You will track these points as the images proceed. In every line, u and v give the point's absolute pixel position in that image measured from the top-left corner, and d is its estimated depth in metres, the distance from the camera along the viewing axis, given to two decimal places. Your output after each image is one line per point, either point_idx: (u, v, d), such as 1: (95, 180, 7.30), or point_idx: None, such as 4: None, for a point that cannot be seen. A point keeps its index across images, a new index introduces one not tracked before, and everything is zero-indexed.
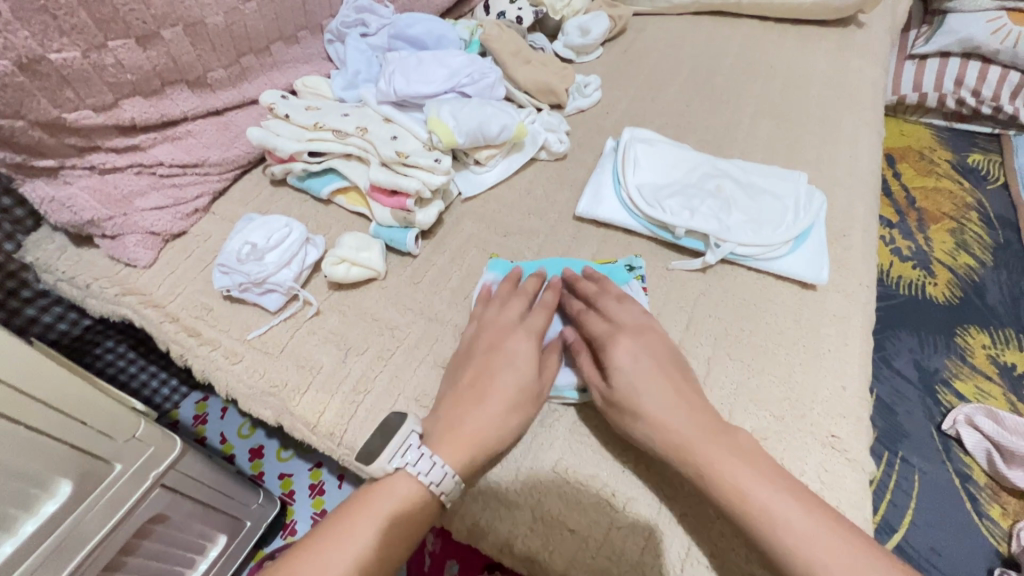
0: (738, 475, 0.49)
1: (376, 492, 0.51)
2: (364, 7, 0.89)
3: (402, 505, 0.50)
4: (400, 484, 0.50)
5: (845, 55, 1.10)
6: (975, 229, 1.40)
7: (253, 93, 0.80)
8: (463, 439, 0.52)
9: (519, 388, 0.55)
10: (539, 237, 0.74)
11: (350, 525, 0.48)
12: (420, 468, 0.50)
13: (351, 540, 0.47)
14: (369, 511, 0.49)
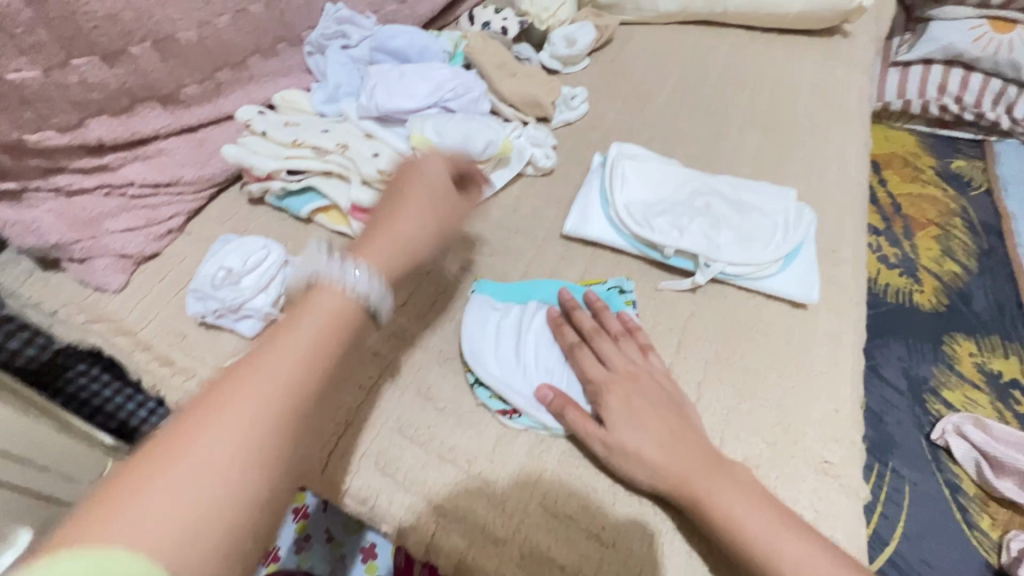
0: (743, 519, 0.48)
1: (305, 303, 0.42)
2: (344, 19, 0.87)
3: (336, 313, 0.42)
4: (327, 296, 0.42)
5: (831, 65, 1.10)
6: (960, 236, 1.41)
7: (229, 109, 0.78)
8: (381, 246, 0.47)
9: (421, 191, 0.51)
10: (525, 256, 0.72)
11: (276, 341, 0.39)
12: (341, 273, 0.43)
13: (267, 369, 0.37)
14: (303, 320, 0.41)
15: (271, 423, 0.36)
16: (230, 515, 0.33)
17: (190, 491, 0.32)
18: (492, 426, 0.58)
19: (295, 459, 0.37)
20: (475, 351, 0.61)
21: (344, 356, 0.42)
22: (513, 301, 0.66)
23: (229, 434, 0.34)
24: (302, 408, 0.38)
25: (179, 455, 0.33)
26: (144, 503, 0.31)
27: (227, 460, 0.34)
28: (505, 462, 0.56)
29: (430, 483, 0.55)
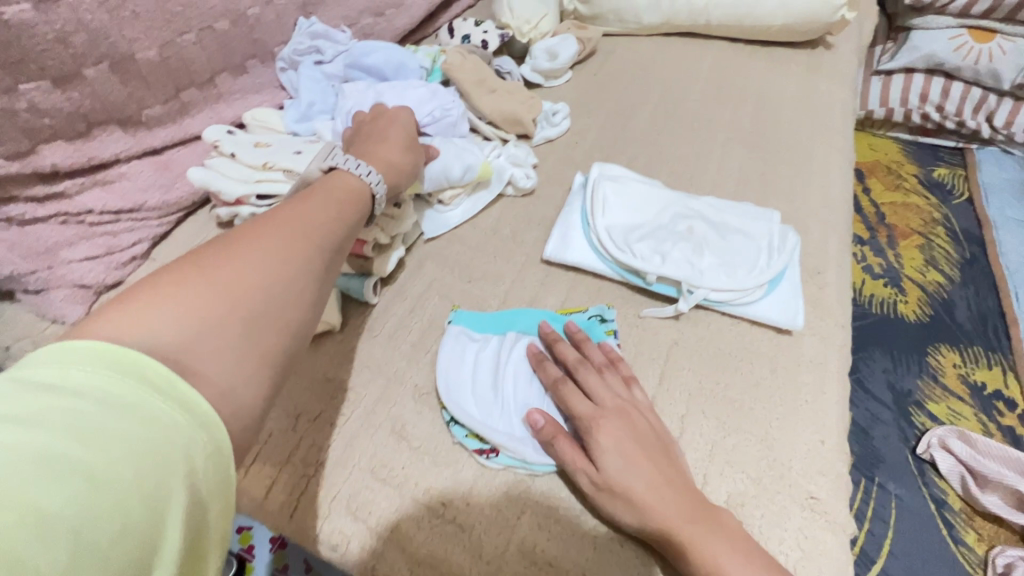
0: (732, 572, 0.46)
1: (312, 188, 0.51)
2: (318, 33, 0.84)
3: (349, 191, 0.52)
4: (346, 176, 0.54)
5: (815, 78, 1.10)
6: (943, 245, 1.41)
7: (196, 129, 0.74)
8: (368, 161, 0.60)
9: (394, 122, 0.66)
10: (504, 282, 0.70)
11: (297, 204, 0.48)
12: (353, 166, 0.54)
13: (303, 208, 0.47)
14: (311, 197, 0.49)
15: (289, 265, 0.42)
16: (256, 324, 0.39)
17: (218, 299, 0.37)
18: (469, 465, 0.56)
19: (309, 305, 0.43)
20: (451, 388, 0.59)
21: (348, 234, 0.50)
22: (493, 331, 0.64)
23: (250, 266, 0.40)
24: (314, 262, 0.44)
25: (207, 274, 0.38)
26: (176, 303, 0.36)
27: (251, 284, 0.39)
28: (483, 504, 0.54)
29: (404, 528, 0.53)
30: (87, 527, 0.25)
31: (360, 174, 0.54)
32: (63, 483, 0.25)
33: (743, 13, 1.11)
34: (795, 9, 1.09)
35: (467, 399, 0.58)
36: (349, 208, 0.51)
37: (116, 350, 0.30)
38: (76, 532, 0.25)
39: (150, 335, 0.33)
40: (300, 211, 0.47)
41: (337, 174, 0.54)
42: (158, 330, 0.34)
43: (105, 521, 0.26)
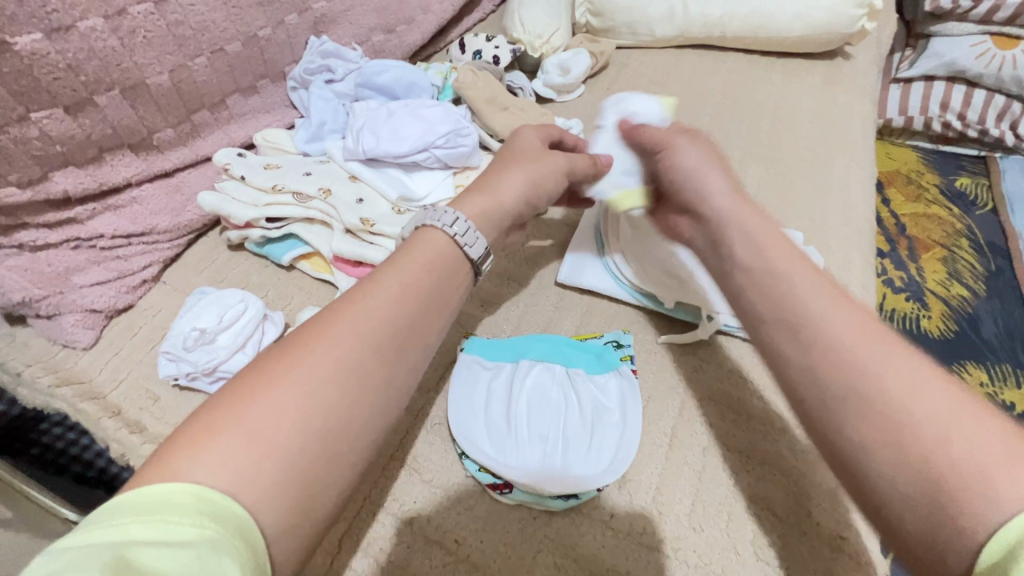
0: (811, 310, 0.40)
1: (396, 257, 0.47)
2: (329, 52, 0.84)
3: (431, 261, 0.47)
4: (435, 239, 0.49)
5: (833, 91, 1.07)
6: (967, 257, 1.38)
7: (207, 151, 0.74)
8: (478, 199, 0.55)
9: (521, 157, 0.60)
10: (518, 306, 0.68)
11: (374, 285, 0.43)
12: (449, 225, 0.50)
13: (380, 291, 0.43)
14: (388, 277, 0.44)
15: (354, 374, 0.39)
16: (315, 442, 0.36)
17: (280, 418, 0.35)
18: (482, 502, 0.54)
19: (375, 415, 0.39)
20: (464, 417, 0.57)
21: (425, 319, 0.44)
22: (506, 358, 0.61)
23: (314, 376, 0.37)
24: (382, 364, 0.40)
25: (271, 388, 0.36)
26: (245, 429, 0.34)
27: (313, 399, 0.36)
28: (495, 542, 0.52)
29: (414, 567, 0.51)
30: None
31: (453, 234, 0.49)
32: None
33: (758, 25, 1.09)
34: (813, 20, 1.07)
35: (478, 428, 0.56)
36: (429, 282, 0.46)
37: (173, 490, 0.30)
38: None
39: (210, 470, 0.32)
40: (379, 296, 0.43)
41: (421, 240, 0.49)
42: (217, 462, 0.32)
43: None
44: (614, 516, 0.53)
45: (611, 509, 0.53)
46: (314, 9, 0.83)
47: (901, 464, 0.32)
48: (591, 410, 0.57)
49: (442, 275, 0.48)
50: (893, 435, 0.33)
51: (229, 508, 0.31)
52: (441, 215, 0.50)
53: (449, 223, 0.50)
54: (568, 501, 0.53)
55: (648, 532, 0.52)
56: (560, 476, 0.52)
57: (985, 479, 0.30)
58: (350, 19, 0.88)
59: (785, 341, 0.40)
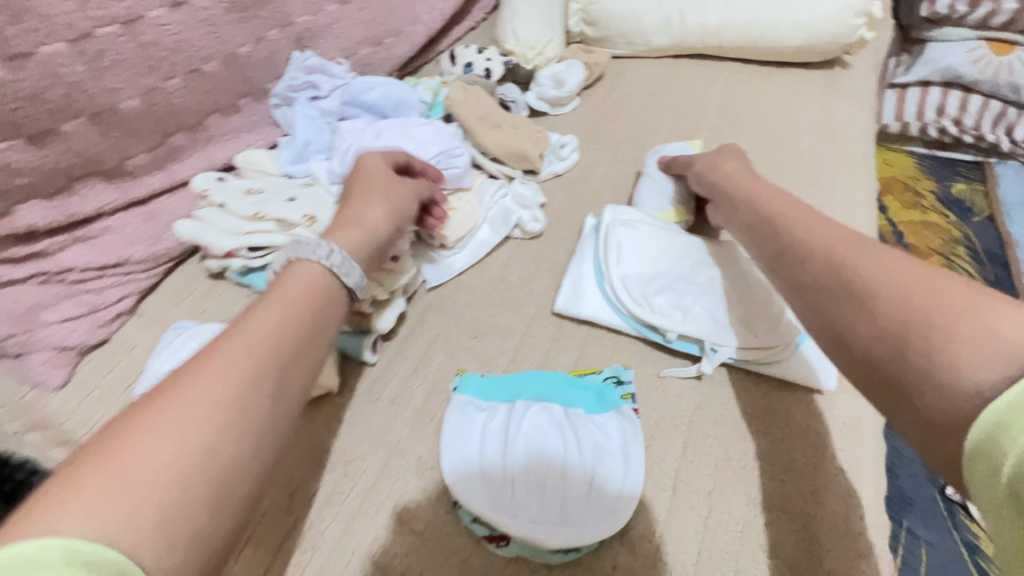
0: (819, 234, 0.51)
1: (269, 290, 0.45)
2: (314, 68, 0.80)
3: (310, 288, 0.45)
4: (308, 269, 0.47)
5: (831, 102, 1.06)
6: (964, 266, 1.37)
7: (185, 175, 0.70)
8: (345, 231, 0.54)
9: (372, 187, 0.60)
10: (513, 338, 0.66)
11: (246, 320, 0.41)
12: (318, 254, 0.47)
13: (255, 323, 0.41)
14: (263, 308, 0.42)
15: (240, 403, 0.36)
16: (199, 484, 0.33)
17: (155, 463, 0.32)
18: (477, 555, 0.51)
19: (264, 447, 0.37)
20: (455, 460, 0.54)
21: (312, 344, 0.43)
22: (501, 399, 0.58)
23: (192, 415, 0.34)
24: (268, 391, 0.38)
25: (140, 434, 0.33)
26: (105, 486, 0.30)
27: (194, 435, 0.34)
28: None
29: None
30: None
31: (330, 265, 0.47)
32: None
33: (756, 35, 1.07)
34: (811, 30, 1.05)
35: (469, 477, 0.53)
36: (312, 308, 0.44)
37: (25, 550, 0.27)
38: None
39: (74, 528, 0.28)
40: (253, 328, 0.40)
41: (295, 271, 0.47)
42: (84, 521, 0.29)
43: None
44: (617, 568, 0.50)
45: (614, 561, 0.51)
46: (297, 24, 0.79)
47: (895, 342, 0.40)
48: (588, 452, 0.54)
49: (323, 301, 0.46)
50: (879, 323, 0.41)
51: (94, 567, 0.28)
52: (314, 248, 0.48)
53: (325, 255, 0.48)
54: (567, 555, 0.50)
55: None
56: (540, 523, 0.50)
57: (950, 346, 0.36)
58: (336, 33, 0.84)
59: (810, 273, 0.49)
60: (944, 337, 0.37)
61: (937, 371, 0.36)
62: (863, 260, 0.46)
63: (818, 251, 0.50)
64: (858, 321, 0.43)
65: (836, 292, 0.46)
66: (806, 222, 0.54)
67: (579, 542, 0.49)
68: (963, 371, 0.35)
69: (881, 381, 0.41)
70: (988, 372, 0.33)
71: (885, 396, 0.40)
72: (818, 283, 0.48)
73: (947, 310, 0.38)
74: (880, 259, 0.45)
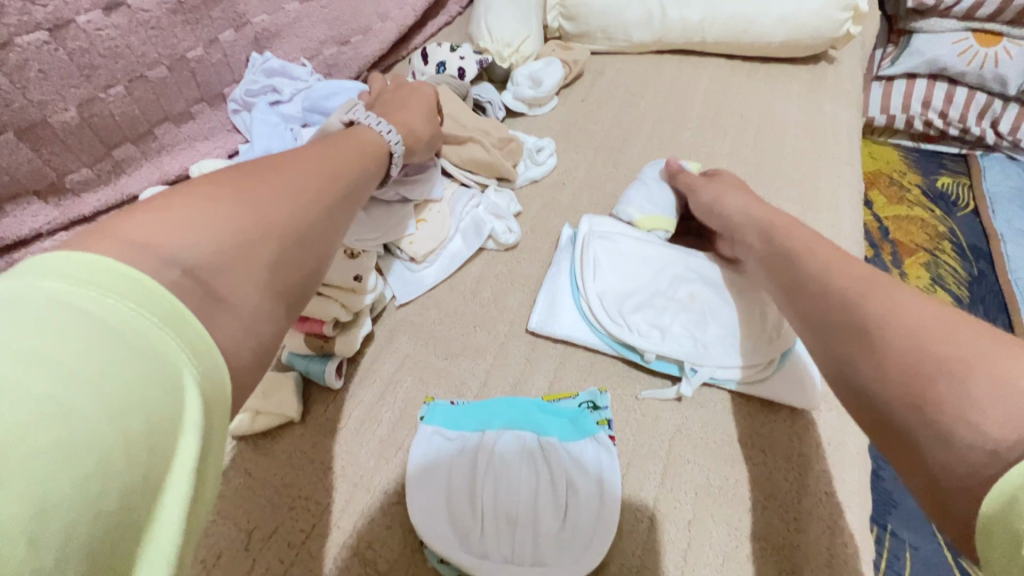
0: (830, 267, 0.50)
1: (336, 137, 0.52)
2: (274, 70, 0.76)
3: (369, 145, 0.54)
4: (370, 131, 0.56)
5: (816, 100, 1.03)
6: (949, 262, 1.36)
7: (133, 189, 0.66)
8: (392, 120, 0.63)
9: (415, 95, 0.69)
10: (486, 359, 0.62)
11: (317, 149, 0.47)
12: (380, 123, 0.57)
13: (323, 152, 0.47)
14: (330, 147, 0.49)
15: (306, 205, 0.41)
16: (271, 243, 0.37)
17: (254, 211, 0.37)
18: None
19: (318, 250, 0.41)
20: (425, 498, 0.51)
21: (362, 189, 0.49)
22: (470, 428, 0.55)
23: (279, 194, 0.39)
24: (325, 208, 0.42)
25: (223, 192, 0.36)
26: (213, 213, 0.35)
27: (282, 204, 0.39)
28: None
29: None
30: (60, 499, 0.21)
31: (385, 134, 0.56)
32: (39, 440, 0.21)
33: (740, 30, 1.04)
34: (795, 24, 1.02)
35: (437, 512, 0.50)
36: (367, 159, 0.52)
37: (105, 265, 0.28)
38: (42, 521, 0.21)
39: (197, 234, 0.33)
40: (320, 155, 0.47)
41: (357, 131, 0.55)
42: (184, 238, 0.32)
43: (104, 497, 0.23)
44: None
45: None
46: (253, 24, 0.74)
47: (913, 398, 0.38)
48: (564, 482, 0.52)
49: (373, 156, 0.53)
50: (898, 373, 0.39)
51: (191, 280, 0.31)
52: (373, 120, 0.57)
53: (384, 128, 0.57)
54: None
55: None
56: (515, 564, 0.48)
57: (967, 400, 0.35)
58: (297, 32, 0.80)
59: (826, 315, 0.48)
60: (966, 399, 0.35)
61: (954, 427, 0.35)
62: (879, 302, 0.44)
63: (826, 285, 0.49)
64: (870, 367, 0.42)
65: (846, 337, 0.45)
66: (829, 256, 0.52)
67: None
68: (984, 426, 0.33)
69: (895, 434, 0.39)
70: (1009, 432, 0.32)
71: (897, 446, 0.39)
72: (829, 323, 0.47)
73: (967, 360, 0.36)
74: (895, 303, 0.43)
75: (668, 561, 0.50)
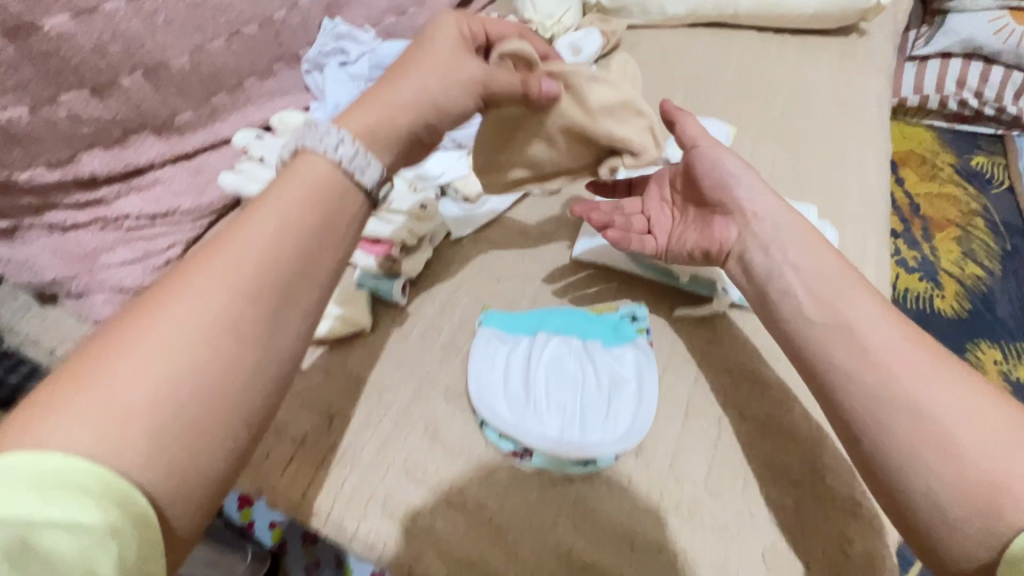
0: (878, 343, 0.47)
1: (268, 193, 0.42)
2: (342, 35, 0.84)
3: (306, 194, 0.42)
4: (317, 166, 0.43)
5: (848, 69, 1.07)
6: (982, 236, 1.37)
7: (226, 133, 0.75)
8: (363, 110, 0.47)
9: (414, 72, 0.49)
10: (535, 282, 0.70)
11: (238, 232, 0.40)
12: (330, 145, 0.43)
13: (249, 231, 0.40)
14: (256, 221, 0.40)
15: (211, 346, 0.36)
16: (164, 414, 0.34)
17: (146, 377, 0.34)
18: (502, 468, 0.55)
19: (250, 376, 0.38)
20: (486, 391, 0.58)
21: (307, 263, 0.41)
22: (523, 332, 0.62)
23: (174, 340, 0.36)
24: (245, 332, 0.38)
25: (111, 365, 0.34)
26: (102, 394, 0.33)
27: (183, 351, 0.36)
28: (517, 507, 0.53)
29: (439, 530, 0.53)
30: None
31: (338, 158, 0.43)
32: None
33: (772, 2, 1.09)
34: None
35: (496, 399, 0.57)
36: (304, 214, 0.42)
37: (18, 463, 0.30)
38: None
39: (77, 427, 0.32)
40: (235, 247, 0.39)
41: (295, 176, 0.43)
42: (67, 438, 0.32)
43: None
44: (632, 482, 0.54)
45: (629, 475, 0.55)
46: None
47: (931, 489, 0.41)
48: (606, 379, 0.58)
49: (314, 205, 0.42)
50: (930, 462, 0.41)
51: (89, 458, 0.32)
52: (324, 136, 0.43)
53: (334, 146, 0.43)
54: (587, 467, 0.54)
55: (667, 497, 0.54)
56: (564, 439, 0.54)
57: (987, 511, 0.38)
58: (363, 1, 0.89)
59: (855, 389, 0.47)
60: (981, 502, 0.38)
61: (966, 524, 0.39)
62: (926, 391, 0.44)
63: (864, 368, 0.47)
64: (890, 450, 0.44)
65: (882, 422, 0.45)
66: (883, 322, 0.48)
67: (596, 453, 0.54)
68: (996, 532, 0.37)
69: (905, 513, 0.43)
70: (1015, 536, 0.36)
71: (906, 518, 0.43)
72: (866, 405, 0.45)
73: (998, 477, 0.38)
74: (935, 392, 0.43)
75: (703, 447, 0.56)
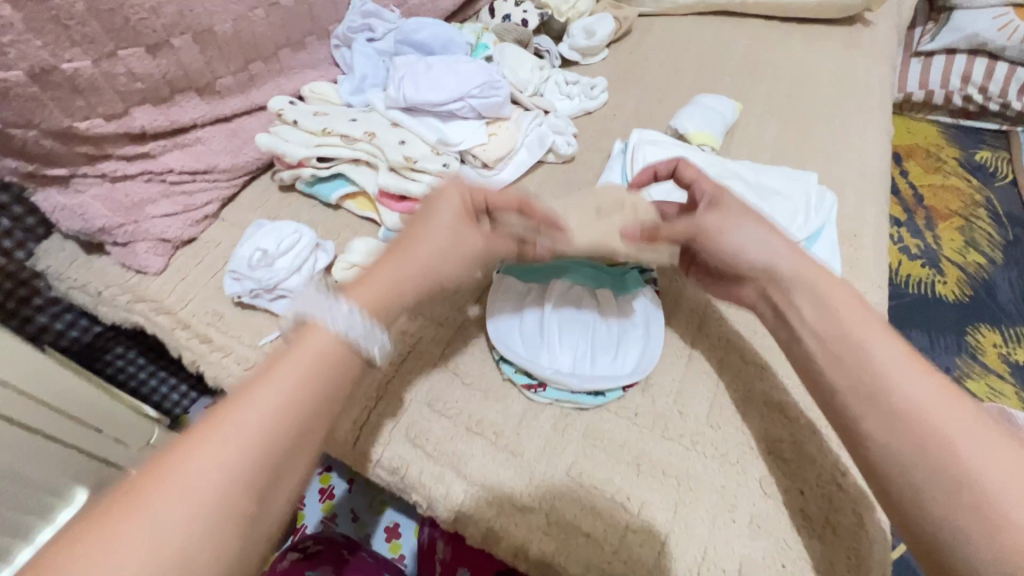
0: (905, 383, 0.44)
1: (288, 350, 0.42)
2: (370, 12, 0.88)
3: (325, 361, 0.42)
4: (321, 333, 0.43)
5: (852, 56, 1.11)
6: (984, 227, 1.40)
7: (262, 100, 0.80)
8: (371, 284, 0.47)
9: (419, 250, 0.49)
10: None
11: (260, 387, 0.39)
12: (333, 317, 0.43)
13: (275, 384, 0.40)
14: (275, 381, 0.40)
15: (202, 525, 0.34)
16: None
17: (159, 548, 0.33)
18: (518, 401, 0.60)
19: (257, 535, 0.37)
20: (503, 334, 0.62)
21: (318, 420, 0.41)
22: (537, 280, 0.66)
23: (196, 501, 0.34)
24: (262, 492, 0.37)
25: (126, 532, 0.33)
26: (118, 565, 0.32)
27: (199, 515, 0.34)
28: (531, 435, 0.58)
29: (459, 453, 0.57)
30: None
31: (343, 329, 0.43)
32: None
33: None
34: None
35: (511, 339, 0.62)
36: (321, 380, 0.41)
37: None
38: None
39: None
40: (257, 405, 0.39)
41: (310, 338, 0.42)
42: None
43: None
44: (639, 415, 0.59)
45: (635, 409, 0.59)
46: None
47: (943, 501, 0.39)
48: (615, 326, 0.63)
49: (332, 371, 0.42)
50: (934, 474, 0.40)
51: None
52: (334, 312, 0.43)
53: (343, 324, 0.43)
54: (597, 398, 0.59)
55: (669, 430, 0.58)
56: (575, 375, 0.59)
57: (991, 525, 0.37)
58: None
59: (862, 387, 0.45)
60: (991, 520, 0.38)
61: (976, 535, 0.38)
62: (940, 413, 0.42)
63: (872, 379, 0.45)
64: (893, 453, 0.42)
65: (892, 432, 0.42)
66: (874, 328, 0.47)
67: (605, 386, 0.58)
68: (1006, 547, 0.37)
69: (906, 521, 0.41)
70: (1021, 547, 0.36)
71: (906, 519, 0.42)
72: (875, 414, 0.44)
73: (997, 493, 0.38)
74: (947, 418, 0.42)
75: (705, 383, 0.61)
